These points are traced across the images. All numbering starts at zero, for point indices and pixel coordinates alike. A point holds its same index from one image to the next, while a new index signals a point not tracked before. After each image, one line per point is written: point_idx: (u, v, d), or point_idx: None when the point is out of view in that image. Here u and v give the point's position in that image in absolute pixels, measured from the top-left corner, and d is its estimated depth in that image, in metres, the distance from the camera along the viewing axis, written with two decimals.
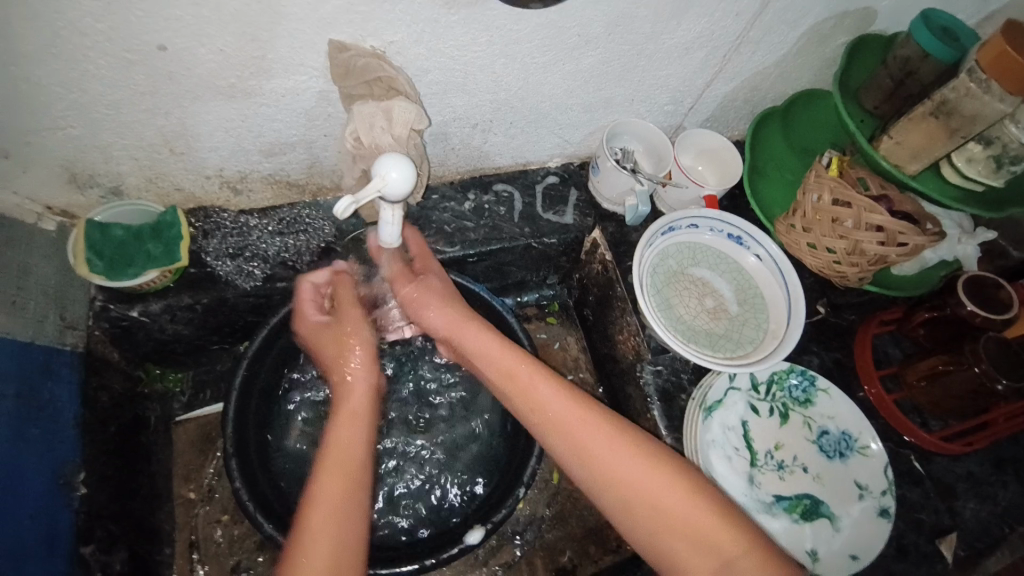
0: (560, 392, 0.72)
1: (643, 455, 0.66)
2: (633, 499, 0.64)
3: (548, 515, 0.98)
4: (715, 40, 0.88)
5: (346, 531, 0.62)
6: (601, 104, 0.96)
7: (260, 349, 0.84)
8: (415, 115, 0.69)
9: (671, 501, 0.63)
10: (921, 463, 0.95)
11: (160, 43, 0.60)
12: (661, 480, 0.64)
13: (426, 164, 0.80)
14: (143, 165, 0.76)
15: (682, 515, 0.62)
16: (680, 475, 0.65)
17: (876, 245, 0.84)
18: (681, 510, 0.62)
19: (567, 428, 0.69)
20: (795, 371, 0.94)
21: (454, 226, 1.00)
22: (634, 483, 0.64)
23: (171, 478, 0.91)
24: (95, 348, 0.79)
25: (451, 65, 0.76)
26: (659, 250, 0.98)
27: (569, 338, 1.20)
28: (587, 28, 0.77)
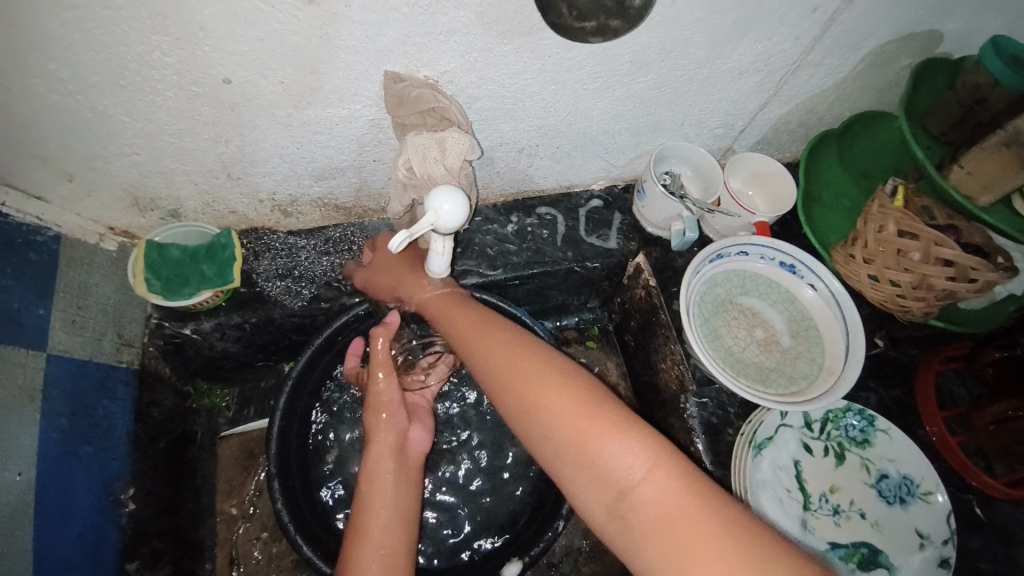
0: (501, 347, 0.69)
1: (547, 378, 0.63)
2: (543, 427, 0.60)
3: (586, 547, 0.95)
4: (771, 63, 0.86)
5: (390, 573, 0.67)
6: (649, 127, 0.94)
7: (305, 370, 0.84)
8: (467, 147, 0.69)
9: (567, 421, 0.59)
10: (986, 512, 0.89)
11: (225, 76, 0.62)
12: (563, 401, 0.60)
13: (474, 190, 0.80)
14: (201, 189, 0.78)
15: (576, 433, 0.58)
16: (571, 391, 0.61)
17: (945, 280, 0.79)
18: (571, 425, 0.58)
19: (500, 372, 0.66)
20: (852, 410, 0.89)
21: (496, 248, 1.00)
22: (538, 409, 0.61)
23: (214, 493, 0.93)
24: (149, 364, 0.82)
25: (501, 92, 0.75)
26: (706, 278, 0.95)
27: (609, 363, 1.18)
28: (640, 54, 0.76)
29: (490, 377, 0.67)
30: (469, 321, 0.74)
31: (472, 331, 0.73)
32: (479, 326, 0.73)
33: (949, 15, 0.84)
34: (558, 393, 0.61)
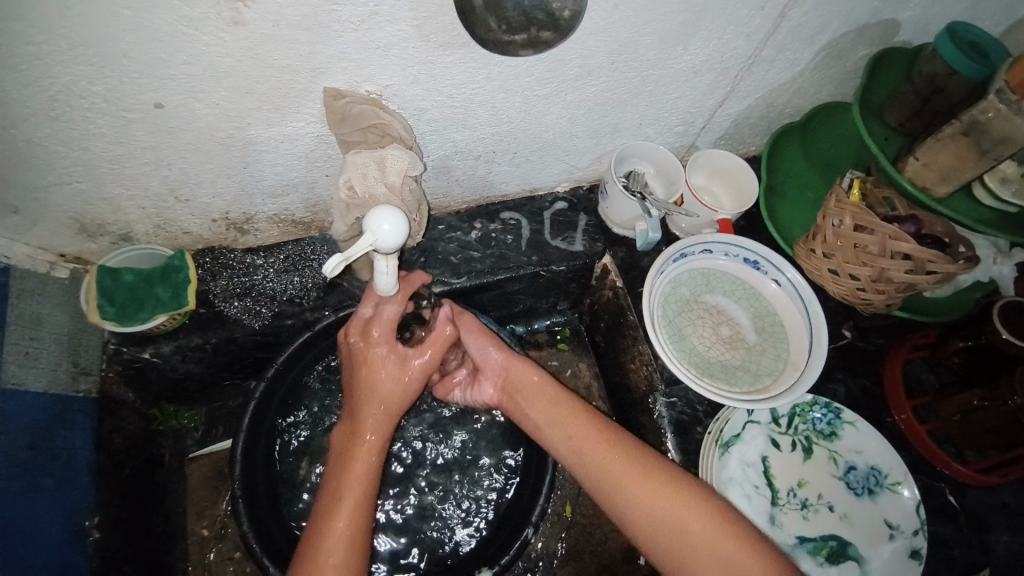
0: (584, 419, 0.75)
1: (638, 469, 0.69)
2: (650, 522, 0.65)
3: (562, 550, 0.96)
4: (725, 61, 0.85)
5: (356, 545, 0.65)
6: (608, 129, 0.93)
7: (268, 388, 0.85)
8: (408, 164, 0.68)
9: (676, 514, 0.65)
10: (955, 497, 0.89)
11: (158, 101, 0.61)
12: (661, 496, 0.66)
13: (424, 204, 0.80)
14: (150, 212, 0.77)
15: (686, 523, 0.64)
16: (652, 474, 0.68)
17: (903, 273, 0.79)
18: (659, 500, 0.66)
19: (586, 450, 0.72)
20: (819, 403, 0.90)
21: (460, 256, 1.00)
22: (640, 501, 0.66)
23: (185, 515, 0.93)
24: (109, 390, 0.82)
25: (449, 102, 0.74)
26: (671, 278, 0.95)
27: (581, 365, 1.18)
28: (588, 58, 0.75)
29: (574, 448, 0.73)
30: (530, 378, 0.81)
31: (550, 415, 0.77)
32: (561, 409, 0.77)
33: (903, 4, 0.84)
34: (650, 484, 0.67)
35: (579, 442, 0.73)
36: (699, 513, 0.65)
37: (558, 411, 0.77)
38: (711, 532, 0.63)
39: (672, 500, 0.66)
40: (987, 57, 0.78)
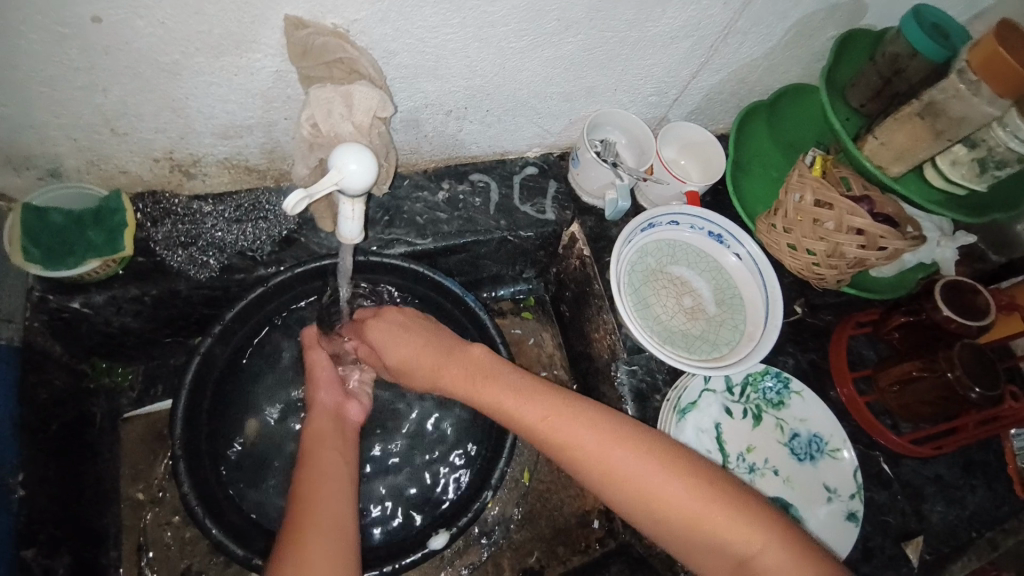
0: (533, 397, 0.68)
1: (626, 442, 0.63)
2: (655, 513, 0.60)
3: (518, 515, 0.95)
4: (701, 28, 0.84)
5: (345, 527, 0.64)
6: (583, 93, 0.92)
7: (214, 345, 0.80)
8: (378, 102, 0.64)
9: (679, 499, 0.60)
10: (890, 466, 0.95)
11: (92, 13, 0.55)
12: (663, 475, 0.61)
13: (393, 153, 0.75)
14: (81, 145, 0.70)
15: (690, 508, 0.59)
16: (639, 450, 0.63)
17: (856, 248, 0.82)
18: (655, 480, 0.61)
19: (540, 426, 0.66)
20: (770, 373, 0.93)
21: (426, 217, 0.97)
22: (632, 491, 0.61)
23: (119, 478, 0.87)
24: (33, 341, 0.75)
25: (421, 47, 0.71)
26: (637, 247, 0.95)
27: (545, 334, 1.16)
28: (567, 11, 0.73)
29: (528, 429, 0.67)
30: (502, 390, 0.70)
31: (505, 395, 0.70)
32: (508, 391, 0.70)
33: None
34: (655, 466, 0.62)
35: (523, 416, 0.68)
36: (704, 498, 0.60)
37: (511, 390, 0.70)
38: (712, 511, 0.59)
39: (674, 482, 0.61)
40: (948, 38, 0.82)
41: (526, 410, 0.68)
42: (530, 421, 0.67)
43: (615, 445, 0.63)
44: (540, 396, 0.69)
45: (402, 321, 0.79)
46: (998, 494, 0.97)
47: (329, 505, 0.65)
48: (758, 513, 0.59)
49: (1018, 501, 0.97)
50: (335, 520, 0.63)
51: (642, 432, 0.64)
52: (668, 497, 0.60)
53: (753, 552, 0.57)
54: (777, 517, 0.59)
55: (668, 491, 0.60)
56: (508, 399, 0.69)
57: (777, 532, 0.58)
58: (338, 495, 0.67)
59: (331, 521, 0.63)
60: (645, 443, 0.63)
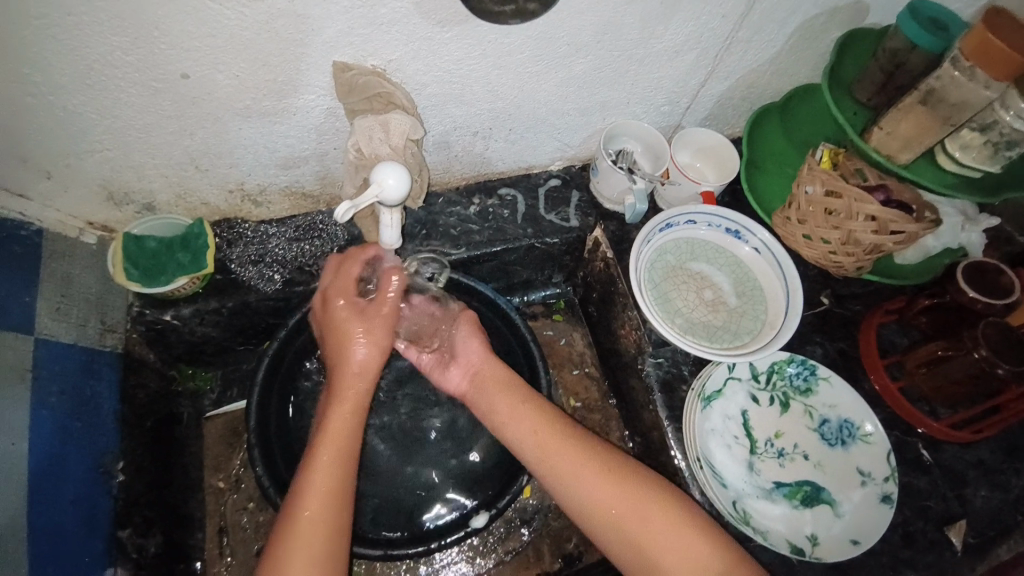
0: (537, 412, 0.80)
1: (605, 471, 0.73)
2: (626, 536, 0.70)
3: (556, 504, 1.00)
4: (703, 42, 0.92)
5: (332, 534, 0.67)
6: (597, 107, 1.00)
7: (279, 348, 0.91)
8: (410, 126, 0.75)
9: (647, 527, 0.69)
10: (929, 451, 0.94)
11: (183, 71, 0.68)
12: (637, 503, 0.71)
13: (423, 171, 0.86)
14: (172, 181, 0.84)
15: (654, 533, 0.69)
16: (615, 481, 0.72)
17: (869, 234, 0.85)
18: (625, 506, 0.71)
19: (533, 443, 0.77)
20: (796, 360, 0.95)
21: (460, 229, 1.06)
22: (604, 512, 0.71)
23: (202, 468, 0.99)
24: (133, 349, 0.89)
25: (448, 77, 0.81)
26: (657, 246, 1.00)
27: (575, 334, 1.20)
28: (576, 36, 0.82)
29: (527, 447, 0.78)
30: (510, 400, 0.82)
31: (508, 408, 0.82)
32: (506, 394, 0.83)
33: None
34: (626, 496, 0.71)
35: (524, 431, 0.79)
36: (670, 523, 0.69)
37: (514, 404, 0.81)
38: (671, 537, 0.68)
39: (645, 510, 0.70)
40: (946, 30, 0.85)
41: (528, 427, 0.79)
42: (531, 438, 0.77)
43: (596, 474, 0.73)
44: (541, 413, 0.80)
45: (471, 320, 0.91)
46: None
47: (317, 494, 0.68)
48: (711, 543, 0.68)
49: None
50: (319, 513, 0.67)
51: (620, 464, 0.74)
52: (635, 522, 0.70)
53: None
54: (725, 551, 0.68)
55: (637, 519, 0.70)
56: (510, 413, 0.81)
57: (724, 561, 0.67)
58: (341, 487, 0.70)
59: (324, 519, 0.67)
60: (624, 473, 0.73)
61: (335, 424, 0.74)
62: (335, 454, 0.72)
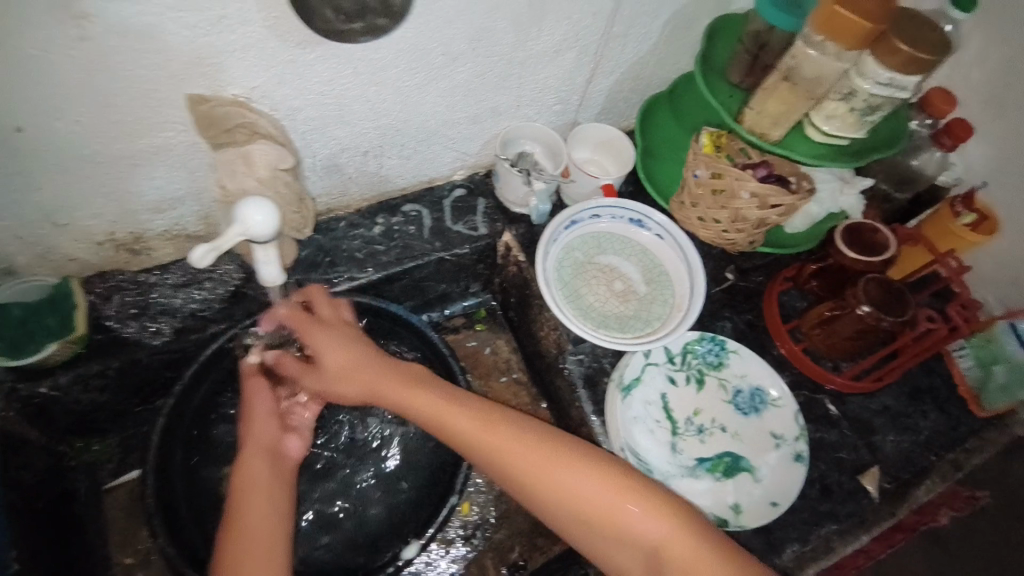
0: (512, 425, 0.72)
1: (597, 475, 0.69)
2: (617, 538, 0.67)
3: (495, 515, 0.99)
4: (580, 39, 0.93)
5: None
6: (488, 113, 0.99)
7: (177, 403, 0.85)
8: (275, 155, 0.74)
9: (648, 527, 0.66)
10: (837, 406, 1.00)
11: (15, 123, 0.63)
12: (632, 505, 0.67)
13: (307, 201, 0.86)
14: (28, 242, 0.77)
15: (658, 533, 0.66)
16: (610, 484, 0.68)
17: (754, 210, 0.90)
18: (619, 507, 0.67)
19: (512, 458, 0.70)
20: (706, 338, 0.99)
21: (365, 251, 1.03)
22: (597, 518, 0.67)
23: (107, 548, 0.93)
24: (12, 430, 0.80)
25: (322, 100, 0.78)
26: (563, 245, 1.02)
27: (499, 342, 1.20)
28: (449, 46, 0.80)
29: (506, 464, 0.71)
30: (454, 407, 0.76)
31: (465, 421, 0.74)
32: (457, 404, 0.76)
33: None
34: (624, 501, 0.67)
35: (504, 445, 0.71)
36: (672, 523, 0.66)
37: (479, 415, 0.74)
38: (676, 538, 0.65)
39: (643, 513, 0.66)
40: (802, 6, 0.89)
41: (506, 439, 0.71)
42: (513, 451, 0.71)
43: (589, 480, 0.68)
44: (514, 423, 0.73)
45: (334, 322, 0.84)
46: (950, 416, 1.04)
47: (266, 518, 0.70)
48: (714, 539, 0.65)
49: (968, 418, 1.05)
50: (264, 536, 0.69)
51: (608, 463, 0.70)
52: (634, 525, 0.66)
53: None
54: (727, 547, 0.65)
55: (636, 522, 0.66)
56: (475, 426, 0.73)
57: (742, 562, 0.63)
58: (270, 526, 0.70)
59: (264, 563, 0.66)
60: (614, 476, 0.69)
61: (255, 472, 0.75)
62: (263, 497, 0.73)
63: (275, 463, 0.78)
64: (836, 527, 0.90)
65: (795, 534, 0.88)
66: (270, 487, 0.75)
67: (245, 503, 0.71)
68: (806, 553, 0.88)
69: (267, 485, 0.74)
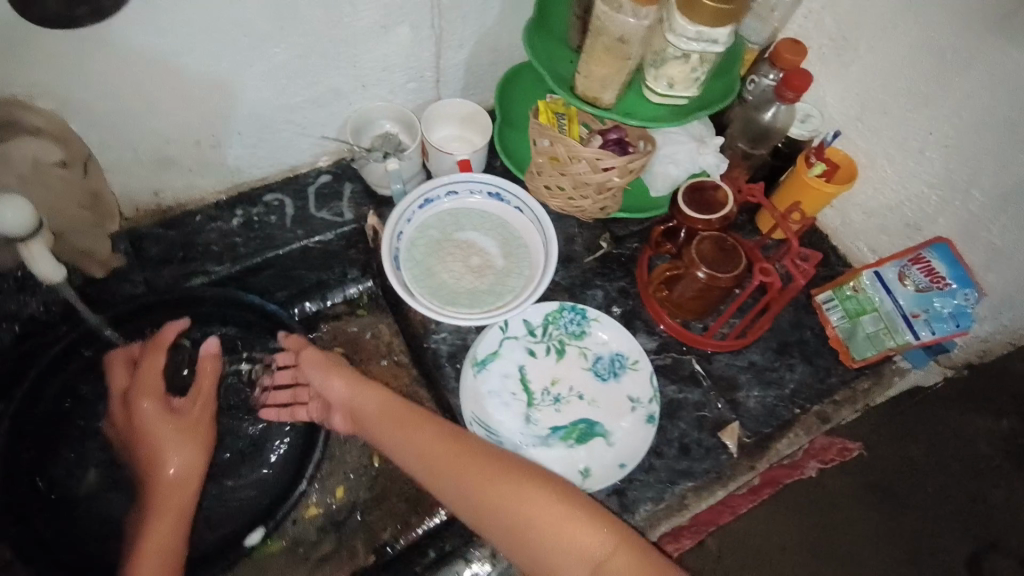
0: (425, 429, 0.80)
1: (496, 470, 0.74)
2: (514, 530, 0.70)
3: (365, 498, 1.01)
4: (407, 12, 0.89)
5: None
6: (330, 95, 0.97)
7: (17, 412, 0.87)
8: (47, 153, 0.75)
9: (542, 515, 0.70)
10: (702, 365, 1.02)
11: None
12: (529, 494, 0.71)
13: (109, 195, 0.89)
14: None
15: (548, 519, 0.69)
16: (508, 476, 0.73)
17: (589, 174, 0.88)
18: (513, 498, 0.71)
19: (421, 458, 0.78)
20: (567, 308, 0.98)
21: (221, 244, 1.03)
22: (495, 510, 0.71)
23: None
24: None
25: (124, 92, 0.78)
26: (419, 224, 1.01)
27: (381, 326, 1.13)
28: (250, 27, 0.79)
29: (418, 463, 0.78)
30: (392, 415, 0.83)
31: (398, 429, 0.81)
32: (389, 413, 0.83)
33: None
34: (520, 492, 0.71)
35: (417, 446, 0.79)
36: (562, 507, 0.70)
37: (403, 422, 0.82)
38: (565, 521, 0.69)
39: (537, 497, 0.71)
40: None
41: (420, 443, 0.79)
42: (423, 450, 0.78)
43: (486, 471, 0.74)
44: (431, 426, 0.80)
45: (320, 361, 0.90)
46: (819, 367, 1.06)
47: (163, 537, 0.80)
48: (600, 516, 0.69)
49: (839, 369, 1.06)
50: (169, 552, 0.79)
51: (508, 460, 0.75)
52: (531, 514, 0.70)
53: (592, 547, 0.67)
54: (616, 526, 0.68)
55: (533, 511, 0.70)
56: (398, 431, 0.81)
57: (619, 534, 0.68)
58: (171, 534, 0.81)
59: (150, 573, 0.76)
60: (511, 471, 0.73)
61: (171, 473, 0.85)
62: (174, 516, 0.82)
63: (193, 473, 0.86)
64: (690, 485, 0.94)
65: (649, 494, 0.93)
66: (183, 497, 0.84)
67: (162, 520, 0.82)
68: (660, 511, 0.92)
69: (178, 499, 0.84)
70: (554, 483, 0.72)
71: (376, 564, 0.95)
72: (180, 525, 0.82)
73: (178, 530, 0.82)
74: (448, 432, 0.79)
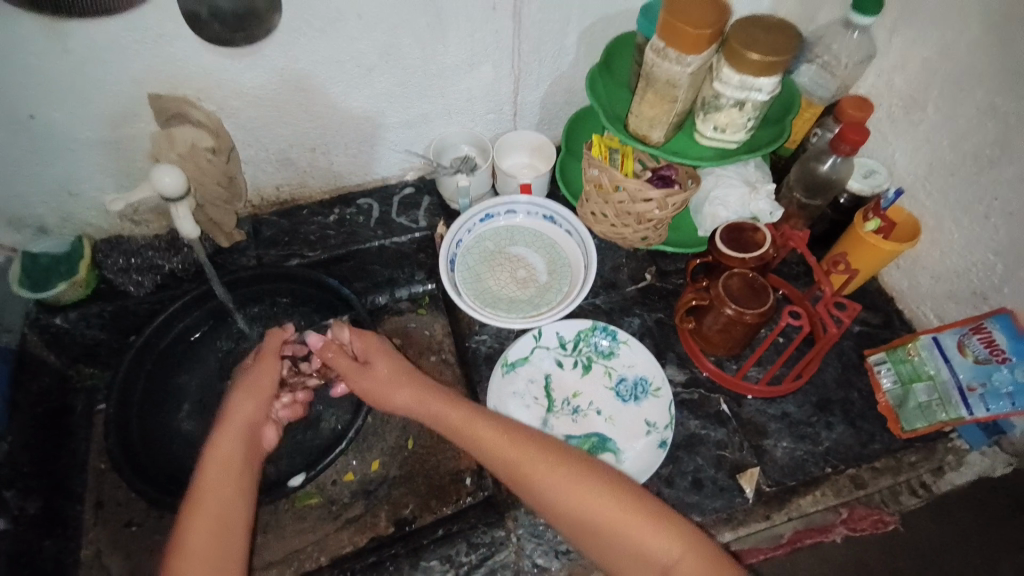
0: (500, 431, 0.85)
1: (570, 473, 0.79)
2: (591, 528, 0.75)
3: (396, 473, 1.08)
4: (490, 54, 1.06)
5: (227, 527, 0.78)
6: (421, 119, 1.15)
7: (146, 341, 1.08)
8: (199, 137, 0.98)
9: (613, 518, 0.75)
10: (730, 405, 1.00)
11: (33, 113, 0.90)
12: (605, 498, 0.76)
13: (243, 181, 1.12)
14: (53, 207, 1.05)
15: (621, 520, 0.74)
16: (583, 481, 0.78)
17: (631, 203, 0.97)
18: (588, 502, 0.76)
19: (499, 461, 0.83)
20: (599, 328, 1.03)
21: (317, 235, 1.22)
22: (574, 510, 0.77)
23: None
24: (31, 349, 1.07)
25: (260, 101, 1.00)
26: (476, 235, 1.13)
27: (437, 325, 1.24)
28: (360, 59, 0.98)
29: (496, 463, 0.83)
30: (465, 416, 0.88)
31: (476, 427, 0.86)
32: (465, 415, 0.88)
33: None
34: (594, 493, 0.77)
35: (495, 448, 0.83)
36: (635, 512, 0.75)
37: (481, 425, 0.86)
38: (637, 523, 0.74)
39: (608, 502, 0.76)
40: None
41: (497, 446, 0.84)
42: (501, 454, 0.83)
43: (560, 475, 0.79)
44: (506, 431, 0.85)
45: (377, 350, 0.98)
46: (862, 431, 0.99)
47: (220, 478, 0.82)
48: (669, 520, 0.74)
49: (886, 436, 0.98)
50: (221, 492, 0.80)
51: (582, 464, 0.80)
52: (606, 517, 0.75)
53: (663, 552, 0.72)
54: (684, 529, 0.73)
55: (607, 513, 0.75)
56: (474, 432, 0.86)
57: (686, 538, 0.72)
58: (229, 481, 0.82)
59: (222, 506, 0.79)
60: (584, 475, 0.79)
61: (244, 417, 0.90)
62: (222, 468, 0.83)
63: (241, 433, 0.88)
64: (698, 519, 0.91)
65: None
66: (238, 450, 0.86)
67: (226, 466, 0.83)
68: None
69: (231, 449, 0.86)
70: (625, 486, 0.77)
71: (393, 535, 1.01)
72: (245, 472, 0.84)
73: (235, 475, 0.83)
74: (521, 441, 0.83)
